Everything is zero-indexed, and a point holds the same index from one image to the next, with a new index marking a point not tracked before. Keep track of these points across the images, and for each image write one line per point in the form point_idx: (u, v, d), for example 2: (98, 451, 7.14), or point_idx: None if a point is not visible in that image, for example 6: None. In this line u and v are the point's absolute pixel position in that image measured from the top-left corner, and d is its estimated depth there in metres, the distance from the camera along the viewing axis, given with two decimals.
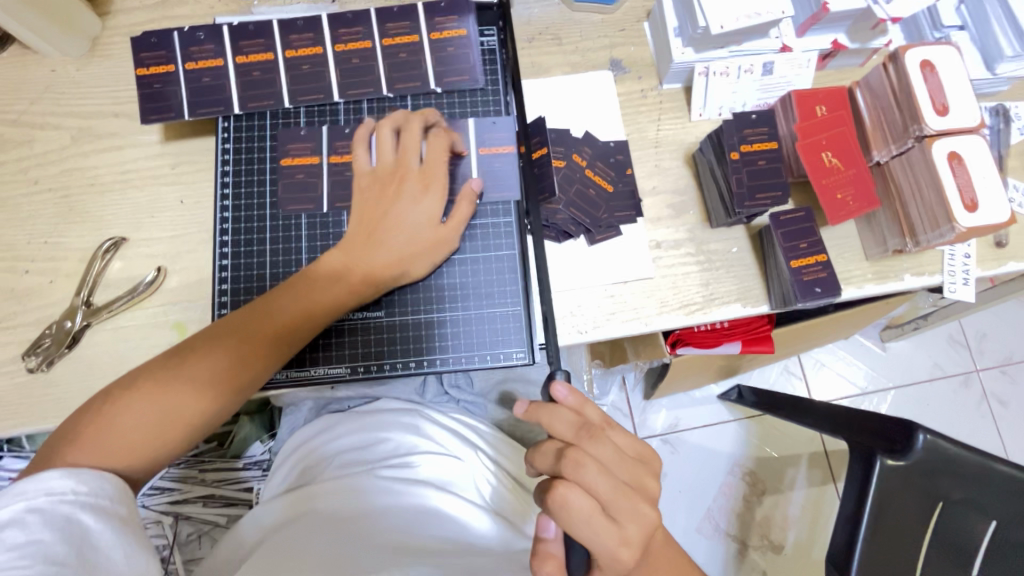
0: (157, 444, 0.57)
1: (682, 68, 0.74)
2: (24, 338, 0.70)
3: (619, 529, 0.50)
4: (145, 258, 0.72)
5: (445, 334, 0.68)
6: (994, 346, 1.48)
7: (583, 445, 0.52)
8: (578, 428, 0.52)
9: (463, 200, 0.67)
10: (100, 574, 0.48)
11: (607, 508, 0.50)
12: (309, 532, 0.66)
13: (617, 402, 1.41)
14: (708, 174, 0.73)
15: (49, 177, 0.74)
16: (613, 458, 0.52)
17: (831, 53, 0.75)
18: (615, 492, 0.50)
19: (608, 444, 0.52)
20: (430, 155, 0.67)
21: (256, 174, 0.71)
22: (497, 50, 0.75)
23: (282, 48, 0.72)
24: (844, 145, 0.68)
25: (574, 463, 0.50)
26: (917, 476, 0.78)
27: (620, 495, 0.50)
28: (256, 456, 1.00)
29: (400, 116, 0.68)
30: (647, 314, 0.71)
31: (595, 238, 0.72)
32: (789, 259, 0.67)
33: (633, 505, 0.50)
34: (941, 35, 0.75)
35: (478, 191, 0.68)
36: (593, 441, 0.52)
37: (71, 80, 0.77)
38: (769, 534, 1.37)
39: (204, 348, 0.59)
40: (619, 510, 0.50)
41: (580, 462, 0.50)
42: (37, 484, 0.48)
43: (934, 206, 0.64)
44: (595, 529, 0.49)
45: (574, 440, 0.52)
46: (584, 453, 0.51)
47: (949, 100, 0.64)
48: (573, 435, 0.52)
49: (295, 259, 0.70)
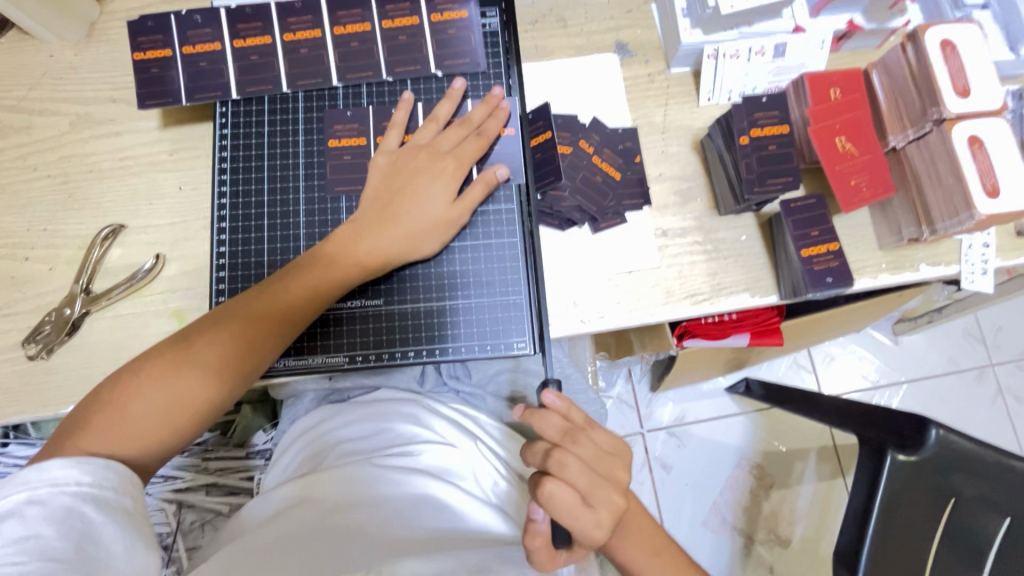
0: (170, 430, 0.56)
1: (691, 51, 0.72)
2: (23, 325, 0.69)
3: (596, 518, 0.50)
4: (143, 246, 0.71)
5: (445, 323, 0.67)
6: (1011, 340, 1.45)
7: (568, 445, 0.51)
8: (562, 432, 0.52)
9: (479, 183, 0.65)
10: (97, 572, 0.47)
11: (587, 501, 0.50)
12: (306, 522, 0.65)
13: (623, 394, 1.40)
14: (716, 161, 0.71)
15: (48, 164, 0.74)
16: (593, 456, 0.52)
17: (844, 36, 0.73)
18: (593, 486, 0.50)
19: (588, 443, 0.52)
20: (453, 137, 0.67)
21: (254, 161, 0.70)
22: (500, 32, 0.73)
23: (280, 31, 0.70)
24: (858, 130, 0.66)
25: (558, 463, 0.50)
26: (929, 472, 0.76)
27: (599, 489, 0.50)
28: (260, 446, 1.00)
29: (439, 108, 0.68)
30: (652, 305, 0.69)
31: (599, 226, 0.70)
32: (799, 247, 0.65)
33: (610, 496, 0.51)
34: (962, 15, 0.73)
35: (499, 180, 0.66)
36: (577, 442, 0.51)
37: (69, 66, 0.76)
38: (776, 528, 1.35)
39: (210, 332, 0.58)
40: (597, 502, 0.50)
41: (563, 462, 0.50)
42: (41, 475, 0.48)
43: (953, 193, 0.61)
44: (579, 521, 0.50)
45: (560, 441, 0.51)
46: (568, 454, 0.50)
47: (970, 81, 0.61)
48: (558, 438, 0.52)
49: (293, 246, 0.69)
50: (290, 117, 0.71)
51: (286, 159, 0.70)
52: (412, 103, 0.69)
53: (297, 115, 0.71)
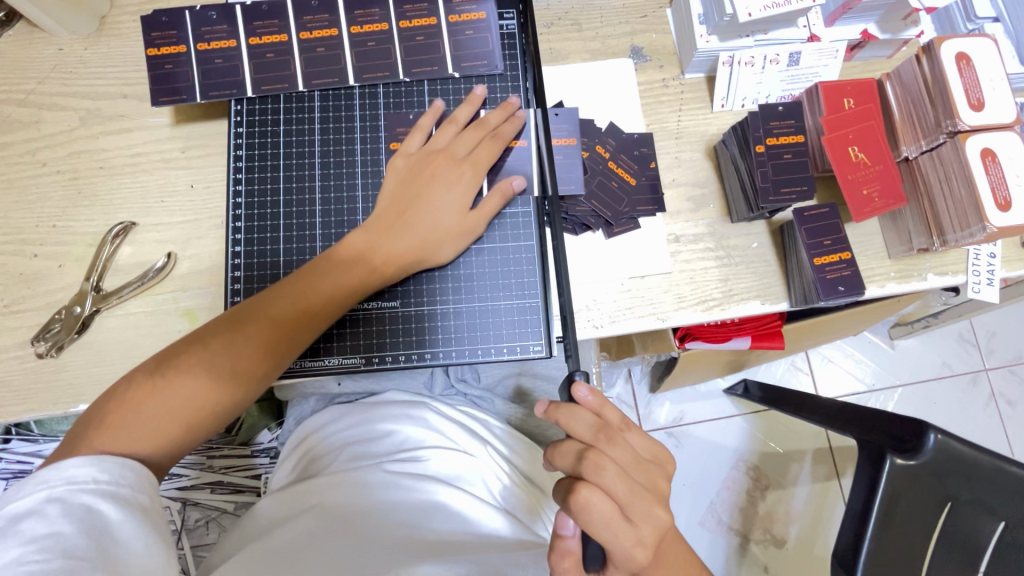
0: (182, 432, 0.56)
1: (706, 57, 0.72)
2: (32, 322, 0.69)
3: (636, 531, 0.49)
4: (155, 244, 0.71)
5: (461, 327, 0.67)
6: (1005, 345, 1.47)
7: (602, 447, 0.51)
8: (596, 429, 0.52)
9: (496, 194, 0.66)
10: (116, 568, 0.46)
11: (625, 510, 0.49)
12: (316, 527, 0.65)
13: (623, 394, 1.41)
14: (730, 167, 0.71)
15: (58, 159, 0.73)
16: (629, 461, 0.51)
17: (858, 45, 0.73)
18: (632, 495, 0.50)
19: (623, 445, 0.52)
20: (479, 151, 0.66)
21: (269, 160, 0.70)
22: (517, 34, 0.72)
23: (296, 29, 0.70)
24: (872, 139, 0.66)
25: (595, 466, 0.50)
26: (928, 476, 0.77)
27: (636, 497, 0.50)
28: (264, 444, 0.99)
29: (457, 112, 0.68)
30: (665, 309, 0.70)
31: (613, 230, 0.71)
32: (812, 255, 0.66)
33: (648, 507, 0.50)
34: (975, 26, 0.73)
35: (513, 191, 0.66)
36: (610, 444, 0.51)
37: (79, 60, 0.75)
38: (771, 528, 1.37)
39: (224, 336, 0.58)
40: (635, 512, 0.49)
41: (600, 465, 0.50)
42: (59, 473, 0.48)
43: (964, 206, 0.62)
44: (616, 532, 0.48)
45: (592, 442, 0.51)
46: (602, 455, 0.50)
47: (984, 95, 0.62)
48: (591, 436, 0.52)
49: (309, 247, 0.68)
50: (305, 116, 0.70)
51: (301, 159, 0.70)
52: (440, 111, 0.69)
53: (312, 114, 0.71)
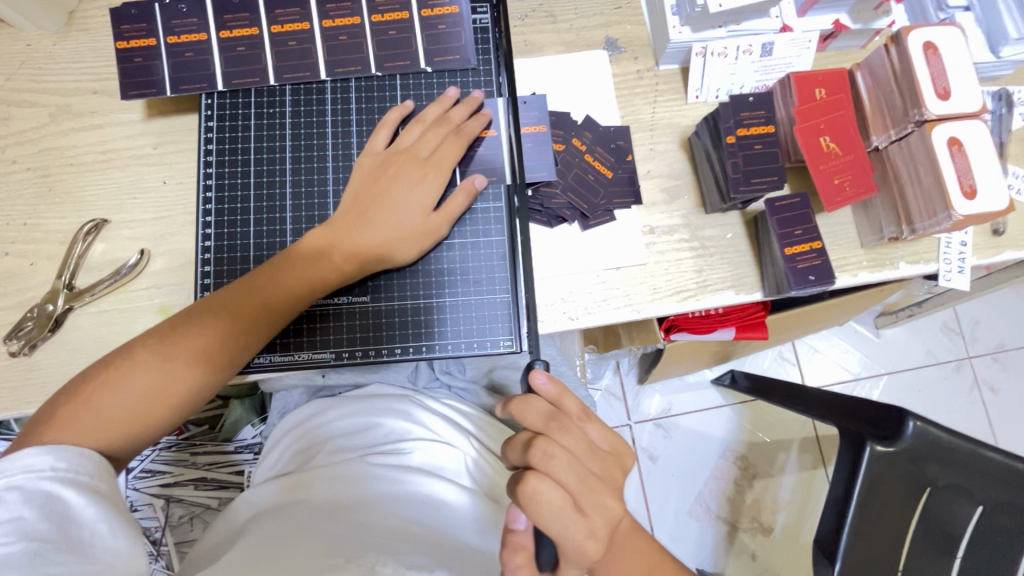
0: (138, 424, 0.55)
1: (679, 48, 0.72)
2: (6, 321, 0.68)
3: (587, 523, 0.49)
4: (128, 241, 0.71)
5: (433, 321, 0.67)
6: (988, 333, 1.48)
7: (553, 436, 0.51)
8: (547, 418, 0.52)
9: (461, 193, 0.65)
10: (84, 549, 0.47)
11: (577, 502, 0.49)
12: (301, 519, 0.65)
13: (611, 386, 1.42)
14: (703, 158, 0.71)
15: (28, 156, 0.72)
16: (580, 448, 0.51)
17: (831, 35, 0.74)
18: (583, 485, 0.50)
19: (576, 435, 0.52)
20: (442, 149, 0.66)
21: (240, 154, 0.70)
22: (490, 28, 0.72)
23: (267, 22, 0.69)
24: (840, 130, 0.67)
25: (544, 454, 0.49)
26: (906, 462, 0.78)
27: (587, 488, 0.50)
28: (247, 440, 1.01)
29: (425, 112, 0.68)
30: (640, 301, 0.70)
31: (589, 223, 0.71)
32: (783, 246, 0.66)
33: (599, 497, 0.50)
34: (946, 16, 0.74)
35: (477, 188, 0.66)
36: (562, 432, 0.51)
37: (47, 56, 0.75)
38: (759, 516, 1.38)
39: (183, 329, 0.58)
40: (587, 503, 0.50)
41: (547, 453, 0.49)
42: (15, 463, 0.48)
43: (932, 194, 0.62)
44: (566, 522, 0.48)
45: (543, 430, 0.52)
46: (551, 443, 0.50)
47: (950, 84, 0.62)
48: (543, 425, 0.52)
49: (279, 242, 0.68)
50: (276, 111, 0.70)
51: (273, 154, 0.70)
52: (410, 109, 0.69)
53: (283, 109, 0.70)
